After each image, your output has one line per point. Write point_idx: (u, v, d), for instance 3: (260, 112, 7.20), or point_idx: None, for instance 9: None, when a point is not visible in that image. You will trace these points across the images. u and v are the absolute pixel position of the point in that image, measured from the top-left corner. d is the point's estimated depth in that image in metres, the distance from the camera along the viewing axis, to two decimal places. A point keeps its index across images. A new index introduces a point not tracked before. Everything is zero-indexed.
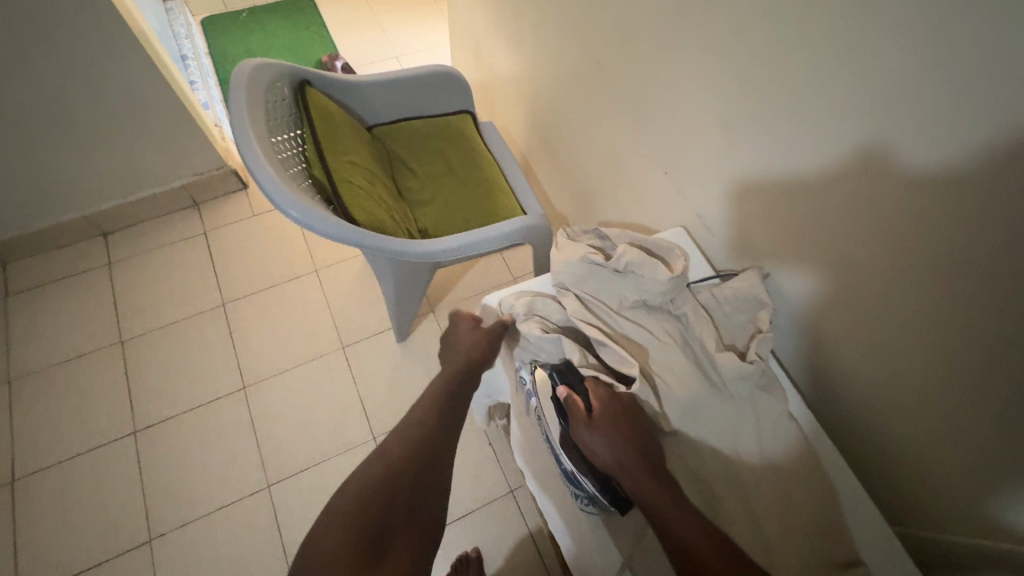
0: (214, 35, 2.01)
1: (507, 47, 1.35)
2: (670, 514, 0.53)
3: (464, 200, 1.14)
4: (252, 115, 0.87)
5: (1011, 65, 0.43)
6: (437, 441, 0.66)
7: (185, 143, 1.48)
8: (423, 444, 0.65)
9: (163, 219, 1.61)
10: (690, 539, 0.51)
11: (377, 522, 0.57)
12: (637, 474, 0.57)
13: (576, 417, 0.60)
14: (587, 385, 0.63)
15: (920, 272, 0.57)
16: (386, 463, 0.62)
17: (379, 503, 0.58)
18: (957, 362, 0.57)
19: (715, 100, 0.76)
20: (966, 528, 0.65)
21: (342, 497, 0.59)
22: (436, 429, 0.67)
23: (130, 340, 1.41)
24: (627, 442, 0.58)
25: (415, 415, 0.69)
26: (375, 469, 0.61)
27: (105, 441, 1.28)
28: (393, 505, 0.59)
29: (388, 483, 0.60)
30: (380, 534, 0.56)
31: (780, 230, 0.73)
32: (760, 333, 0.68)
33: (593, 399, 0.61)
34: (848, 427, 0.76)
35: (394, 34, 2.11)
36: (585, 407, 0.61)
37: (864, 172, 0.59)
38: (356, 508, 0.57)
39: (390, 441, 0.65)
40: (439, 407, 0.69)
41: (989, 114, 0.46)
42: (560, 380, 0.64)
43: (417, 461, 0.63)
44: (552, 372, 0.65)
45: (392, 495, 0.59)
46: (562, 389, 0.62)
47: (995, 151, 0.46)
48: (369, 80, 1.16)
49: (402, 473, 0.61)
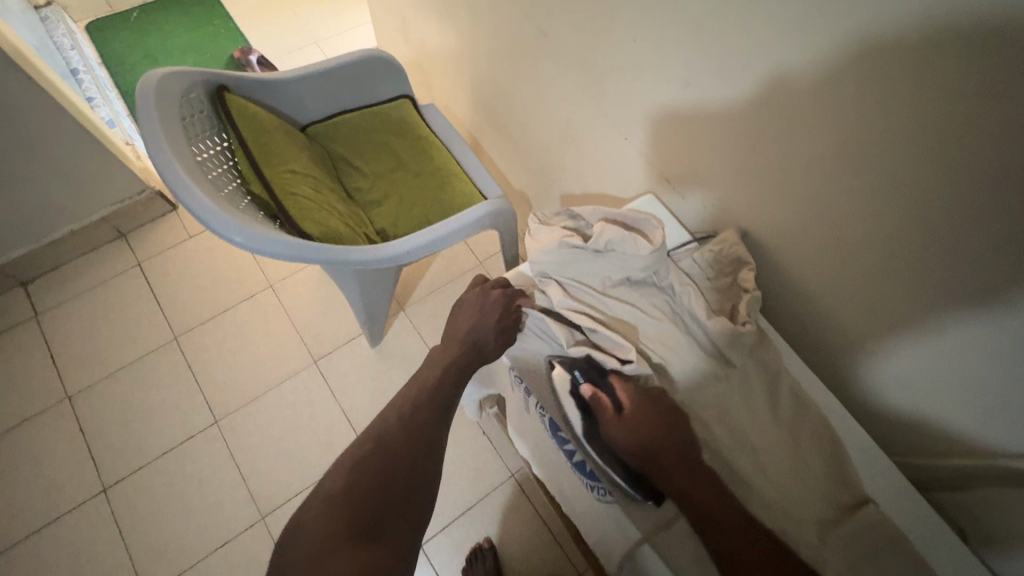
0: (104, 42, 1.80)
1: (436, 21, 1.27)
2: (712, 508, 0.53)
3: (420, 192, 1.08)
4: (166, 126, 0.78)
5: (958, 8, 0.43)
6: (434, 423, 0.64)
7: (96, 169, 1.33)
8: (421, 426, 0.62)
9: (89, 257, 1.47)
10: (732, 535, 0.51)
11: (369, 509, 0.54)
12: (668, 465, 0.56)
13: (604, 417, 0.59)
14: (612, 382, 0.62)
15: (893, 215, 0.57)
16: (377, 449, 0.59)
17: (374, 490, 0.56)
18: (933, 296, 0.59)
19: (667, 61, 0.73)
20: (954, 449, 0.67)
21: (331, 484, 0.57)
22: (432, 408, 0.65)
23: (78, 394, 1.30)
24: (661, 438, 0.57)
25: (413, 397, 0.66)
26: (365, 456, 0.59)
27: (73, 504, 1.18)
28: (387, 485, 0.56)
29: (381, 466, 0.58)
30: (371, 520, 0.53)
31: (750, 186, 0.72)
32: (747, 293, 0.69)
33: (621, 397, 0.60)
34: (832, 367, 0.77)
35: (307, 18, 1.95)
36: (612, 405, 0.60)
37: (825, 119, 0.58)
38: (345, 497, 0.55)
39: (382, 425, 0.63)
40: (442, 385, 0.67)
41: (939, 62, 0.46)
42: (582, 378, 0.62)
43: (411, 442, 0.60)
44: (574, 369, 0.63)
45: (386, 482, 0.57)
46: (587, 387, 0.61)
47: (950, 98, 0.47)
48: (293, 75, 1.06)
49: (397, 456, 0.59)
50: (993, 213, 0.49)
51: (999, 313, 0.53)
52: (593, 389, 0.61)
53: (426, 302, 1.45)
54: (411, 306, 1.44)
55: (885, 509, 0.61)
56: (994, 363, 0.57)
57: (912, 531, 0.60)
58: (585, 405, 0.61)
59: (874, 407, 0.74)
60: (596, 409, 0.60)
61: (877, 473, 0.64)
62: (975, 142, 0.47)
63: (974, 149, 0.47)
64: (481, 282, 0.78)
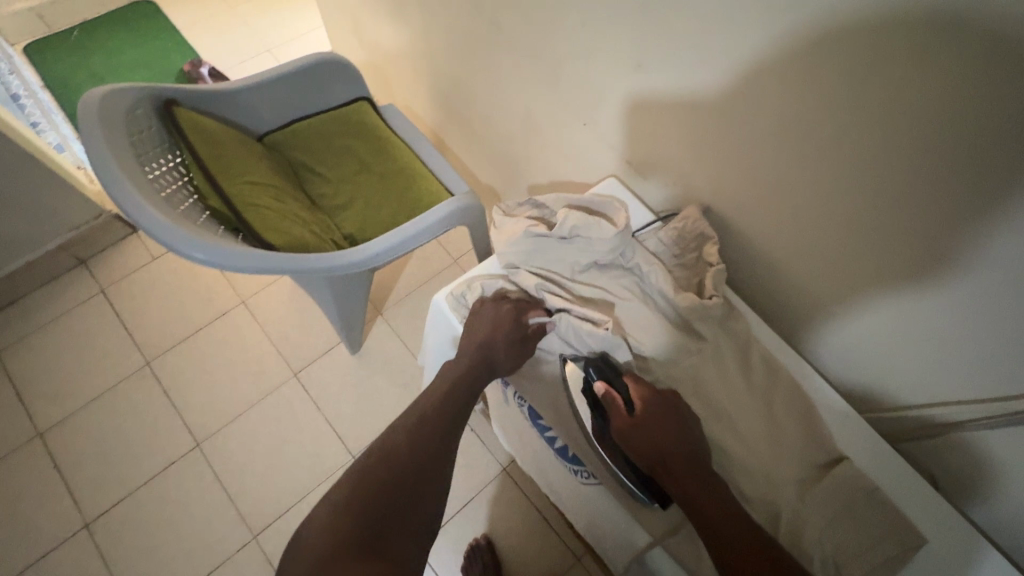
0: (45, 64, 1.73)
1: (388, 19, 1.25)
2: (708, 511, 0.53)
3: (386, 194, 1.07)
4: (112, 145, 0.75)
5: None
6: (440, 435, 0.64)
7: (47, 196, 1.29)
8: (427, 440, 0.63)
9: (48, 287, 1.41)
10: (732, 540, 0.52)
11: (371, 522, 0.56)
12: (678, 470, 0.56)
13: (615, 415, 0.60)
14: (626, 381, 0.61)
15: (847, 178, 0.58)
16: (384, 460, 0.61)
17: (377, 502, 0.57)
18: (889, 257, 0.60)
19: (618, 44, 0.74)
20: (924, 402, 0.69)
21: (336, 490, 0.59)
22: (440, 421, 0.65)
23: (49, 430, 1.26)
24: (670, 441, 0.57)
25: (420, 409, 0.66)
26: (371, 465, 0.60)
27: (55, 543, 1.15)
28: (391, 497, 0.58)
29: (386, 479, 0.59)
30: (373, 532, 0.55)
31: (709, 162, 0.73)
32: (712, 267, 0.70)
33: (633, 396, 0.61)
34: (802, 334, 0.78)
35: (258, 25, 1.90)
36: (625, 404, 0.60)
37: (774, 89, 0.59)
38: (345, 508, 0.56)
39: (387, 436, 0.64)
40: (449, 398, 0.67)
41: (872, 26, 0.48)
42: (596, 375, 0.63)
43: (416, 455, 0.62)
44: (588, 366, 0.63)
45: (390, 494, 0.58)
46: (600, 385, 0.62)
47: (887, 61, 0.48)
48: (244, 84, 1.04)
49: (399, 470, 0.60)
50: (937, 170, 0.50)
51: (951, 265, 0.55)
52: (606, 387, 0.62)
53: (404, 305, 1.43)
54: (389, 310, 1.43)
55: (862, 466, 0.63)
56: (961, 316, 0.58)
57: (887, 484, 0.62)
58: (597, 400, 0.63)
59: (844, 369, 0.75)
60: (608, 407, 0.61)
61: (852, 432, 0.66)
62: (915, 101, 0.49)
63: (914, 108, 0.49)
64: (481, 303, 0.70)
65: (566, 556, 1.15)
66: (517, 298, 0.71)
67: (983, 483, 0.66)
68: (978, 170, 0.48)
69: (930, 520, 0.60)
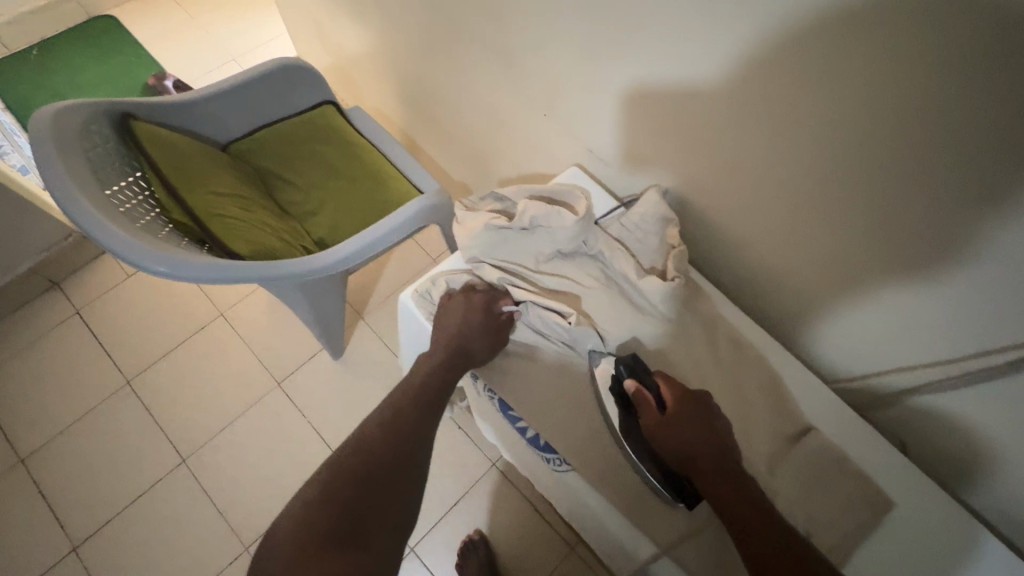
0: (5, 85, 1.70)
1: (350, 21, 1.24)
2: (736, 507, 0.52)
3: (355, 196, 1.07)
4: (67, 160, 0.74)
5: None
6: (415, 428, 0.64)
7: (15, 219, 1.27)
8: (402, 433, 0.63)
9: (22, 312, 1.39)
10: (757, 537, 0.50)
11: (347, 515, 0.55)
12: (704, 465, 0.55)
13: (645, 412, 0.59)
14: (658, 380, 0.61)
15: (803, 151, 0.59)
16: (358, 454, 0.60)
17: (351, 495, 0.57)
18: (848, 225, 0.61)
19: (574, 32, 0.74)
20: (891, 370, 0.69)
21: (310, 487, 0.58)
22: (413, 415, 0.65)
23: (31, 456, 1.24)
24: (704, 438, 0.56)
25: (394, 405, 0.66)
26: (344, 459, 0.60)
27: (43, 569, 1.14)
28: (367, 490, 0.58)
29: (360, 472, 0.59)
30: (350, 525, 0.55)
31: (669, 145, 0.73)
32: (673, 249, 0.71)
33: (665, 394, 0.60)
34: (771, 309, 0.79)
35: (221, 34, 1.88)
36: (657, 403, 0.59)
37: (725, 65, 0.60)
38: (319, 502, 0.56)
39: (360, 433, 0.63)
40: (422, 392, 0.67)
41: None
42: (627, 373, 0.62)
43: (391, 448, 0.62)
44: (618, 363, 0.63)
45: (366, 487, 0.58)
46: (631, 383, 0.61)
47: (830, 32, 0.49)
48: (203, 94, 1.03)
49: (374, 463, 0.60)
50: (887, 135, 0.52)
51: (898, 232, 0.57)
52: (636, 384, 0.61)
53: (385, 307, 1.43)
54: (370, 314, 1.42)
55: (833, 433, 0.64)
56: (915, 282, 0.59)
57: (858, 450, 0.63)
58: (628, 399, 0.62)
59: (814, 342, 0.76)
60: (638, 404, 0.60)
61: (822, 403, 0.67)
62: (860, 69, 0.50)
63: (861, 75, 0.50)
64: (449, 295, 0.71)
65: (559, 547, 1.16)
66: (484, 287, 0.71)
67: (951, 443, 0.67)
68: (920, 133, 0.49)
69: (900, 483, 0.61)
